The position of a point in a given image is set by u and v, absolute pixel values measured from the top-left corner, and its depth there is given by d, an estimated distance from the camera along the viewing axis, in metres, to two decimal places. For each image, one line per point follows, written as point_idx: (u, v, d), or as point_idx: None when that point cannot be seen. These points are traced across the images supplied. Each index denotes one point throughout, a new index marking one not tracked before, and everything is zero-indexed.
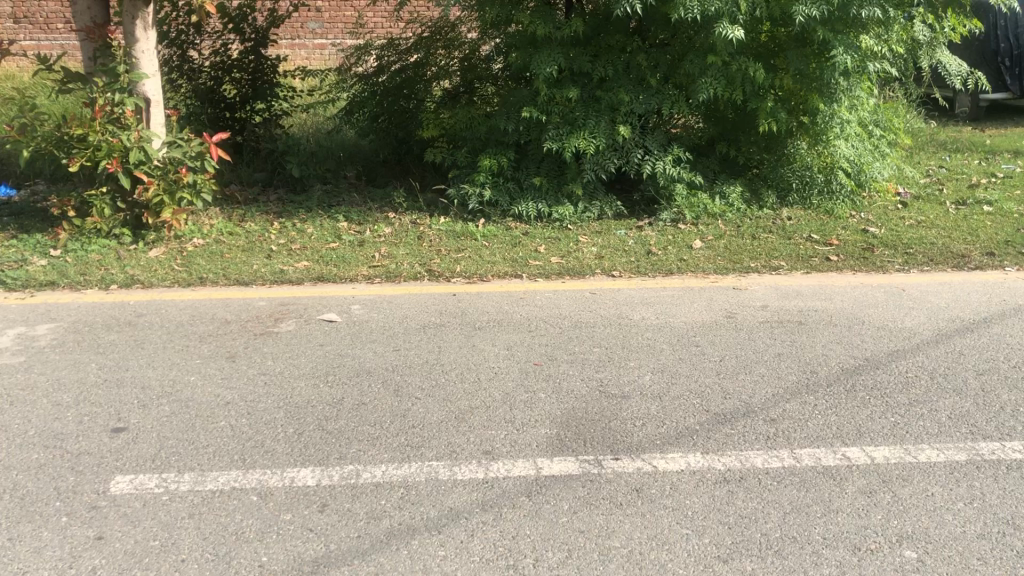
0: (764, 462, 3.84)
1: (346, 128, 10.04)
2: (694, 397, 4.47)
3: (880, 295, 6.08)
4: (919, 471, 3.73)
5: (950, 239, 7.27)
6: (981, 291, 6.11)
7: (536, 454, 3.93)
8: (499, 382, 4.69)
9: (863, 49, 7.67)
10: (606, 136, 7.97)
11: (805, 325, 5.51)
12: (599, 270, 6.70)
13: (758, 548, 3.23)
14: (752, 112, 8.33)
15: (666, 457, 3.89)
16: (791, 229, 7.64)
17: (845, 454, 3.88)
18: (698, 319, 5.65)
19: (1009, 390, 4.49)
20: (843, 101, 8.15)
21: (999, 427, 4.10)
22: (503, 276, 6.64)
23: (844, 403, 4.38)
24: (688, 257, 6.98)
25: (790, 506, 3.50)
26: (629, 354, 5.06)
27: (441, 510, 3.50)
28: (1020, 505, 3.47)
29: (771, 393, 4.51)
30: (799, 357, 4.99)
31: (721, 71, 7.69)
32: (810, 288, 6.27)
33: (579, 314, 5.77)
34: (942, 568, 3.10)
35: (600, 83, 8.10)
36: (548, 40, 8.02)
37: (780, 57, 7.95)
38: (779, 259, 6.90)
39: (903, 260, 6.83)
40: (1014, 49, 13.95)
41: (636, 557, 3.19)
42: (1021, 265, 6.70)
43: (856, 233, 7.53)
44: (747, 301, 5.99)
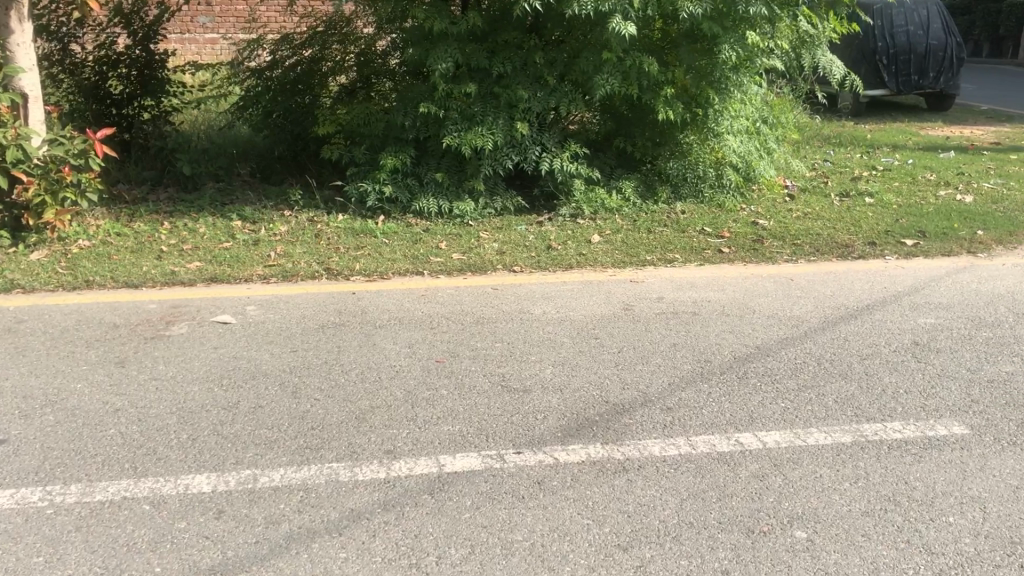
0: (661, 450, 3.92)
1: (240, 125, 9.79)
2: (594, 389, 4.54)
3: (770, 285, 6.28)
4: (807, 454, 3.88)
5: (834, 230, 7.57)
6: (863, 279, 6.38)
7: (438, 451, 3.92)
8: (400, 380, 4.66)
9: (751, 45, 7.90)
10: (504, 132, 7.99)
11: (699, 316, 5.65)
12: (500, 265, 6.73)
13: (656, 535, 3.30)
14: (646, 108, 8.49)
15: (566, 450, 3.93)
16: (685, 222, 7.82)
17: (738, 439, 4.00)
18: (597, 312, 5.73)
19: (891, 373, 4.71)
20: (733, 96, 8.38)
21: (881, 409, 4.29)
22: (402, 273, 6.59)
23: (737, 390, 4.51)
24: (587, 251, 7.07)
25: (687, 492, 3.58)
26: (531, 349, 5.09)
27: (342, 511, 3.45)
28: (901, 483, 3.65)
29: (668, 382, 4.62)
30: (693, 347, 5.12)
31: (616, 67, 7.81)
32: (703, 279, 6.43)
33: (480, 309, 5.78)
34: (830, 546, 3.23)
35: (498, 79, 8.11)
36: (445, 37, 7.98)
37: (672, 54, 8.12)
38: (674, 252, 7.05)
39: (790, 251, 7.08)
40: (890, 47, 14.69)
41: (539, 550, 3.21)
42: (900, 253, 7.03)
43: (746, 225, 7.76)
44: (644, 293, 6.11)
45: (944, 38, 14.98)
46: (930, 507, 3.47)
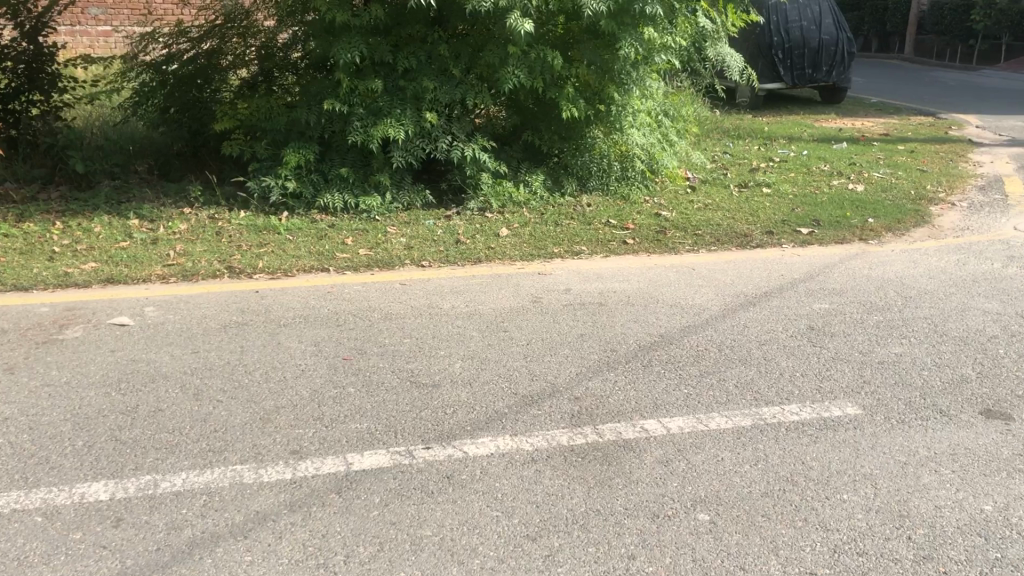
0: (568, 439, 3.97)
1: (135, 120, 9.48)
2: (503, 381, 4.56)
3: (673, 275, 6.40)
4: (710, 438, 3.98)
5: (734, 220, 7.78)
6: (762, 268, 6.57)
7: (346, 449, 3.88)
8: (306, 379, 4.58)
9: (650, 41, 8.02)
10: (411, 125, 7.94)
11: (606, 306, 5.73)
12: (408, 261, 6.69)
13: (564, 524, 3.34)
14: (552, 103, 8.54)
15: (475, 443, 3.94)
16: (591, 215, 7.92)
17: (643, 426, 4.08)
18: (506, 305, 5.75)
19: (789, 358, 4.87)
20: (635, 90, 8.50)
21: (779, 392, 4.43)
22: (307, 270, 6.49)
23: (641, 378, 4.60)
24: (495, 245, 7.09)
25: (594, 480, 3.63)
26: (439, 344, 5.07)
27: (247, 514, 3.39)
28: (798, 463, 3.77)
29: (575, 372, 4.67)
30: (600, 337, 5.19)
31: (521, 61, 7.84)
32: (609, 271, 6.52)
33: (388, 305, 5.74)
34: (732, 527, 3.32)
35: (403, 73, 8.06)
36: (348, 29, 7.87)
37: (576, 49, 8.19)
38: (581, 244, 7.13)
39: (692, 241, 7.24)
40: (786, 42, 15.15)
41: (448, 544, 3.22)
42: (796, 242, 7.27)
43: (650, 217, 7.90)
44: (552, 285, 6.16)
45: (836, 33, 15.53)
46: (826, 486, 3.60)
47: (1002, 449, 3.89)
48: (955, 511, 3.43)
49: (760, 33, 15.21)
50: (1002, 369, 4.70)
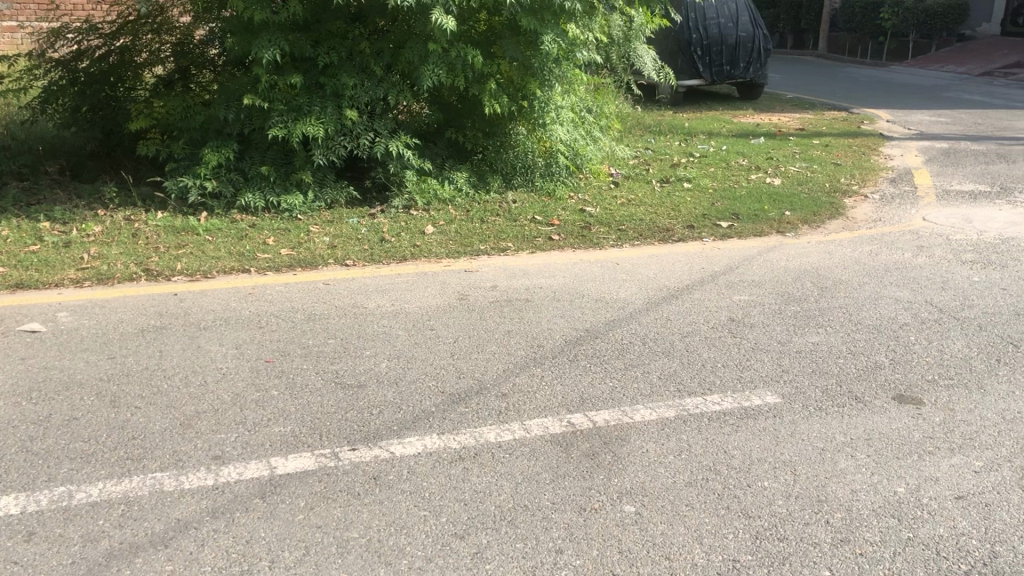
0: (496, 436, 3.97)
1: (44, 119, 9.13)
2: (430, 380, 4.54)
3: (598, 271, 6.46)
4: (635, 430, 4.03)
5: (656, 215, 7.89)
6: (684, 262, 6.67)
7: (270, 453, 3.81)
8: (228, 383, 4.49)
9: (571, 38, 8.08)
10: (333, 122, 7.84)
11: (532, 302, 5.75)
12: (332, 260, 6.61)
13: (492, 521, 3.35)
14: (475, 100, 8.54)
15: (402, 442, 3.91)
16: (517, 211, 7.93)
17: (570, 421, 4.11)
18: (432, 303, 5.73)
19: (711, 349, 4.96)
20: (557, 87, 8.54)
21: (701, 383, 4.52)
22: (228, 272, 6.36)
23: (568, 372, 4.63)
24: (421, 242, 7.05)
25: (521, 476, 3.65)
26: (365, 344, 5.03)
27: (167, 522, 3.30)
28: (721, 453, 3.85)
29: (503, 369, 4.68)
30: (526, 333, 5.20)
31: (442, 58, 7.81)
32: (535, 267, 6.54)
33: (311, 306, 5.66)
34: (657, 518, 3.37)
35: (323, 70, 7.96)
36: (266, 26, 7.74)
37: (497, 45, 8.18)
38: (507, 240, 7.15)
39: (616, 236, 7.32)
40: (704, 39, 15.37)
41: (375, 546, 3.19)
42: (716, 235, 7.41)
43: (575, 213, 7.95)
44: (478, 282, 6.16)
45: (752, 30, 15.87)
46: (747, 474, 3.68)
47: (914, 432, 4.03)
48: (870, 495, 3.54)
49: (679, 30, 15.42)
50: (913, 355, 4.88)
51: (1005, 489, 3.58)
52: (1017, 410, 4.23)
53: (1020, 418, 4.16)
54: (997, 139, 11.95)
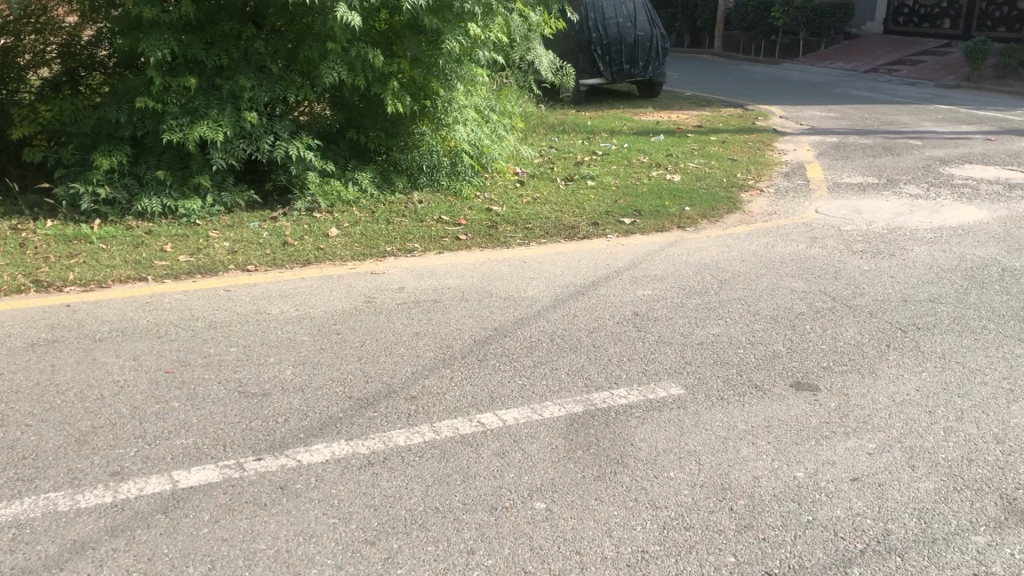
0: (405, 439, 3.95)
1: None
2: (337, 385, 4.48)
3: (505, 269, 6.49)
4: (544, 427, 4.06)
5: (562, 213, 7.96)
6: (589, 258, 6.75)
7: (172, 467, 3.70)
8: (126, 396, 4.34)
9: (471, 36, 8.09)
10: (231, 124, 7.65)
11: (439, 303, 5.74)
12: (233, 266, 6.46)
13: (403, 525, 3.33)
14: (377, 100, 8.46)
15: (309, 450, 3.85)
16: (423, 211, 7.90)
17: (479, 420, 4.11)
18: (337, 307, 5.65)
19: (616, 344, 5.04)
20: (460, 86, 8.53)
21: (608, 377, 4.59)
22: (125, 281, 6.15)
23: (477, 372, 4.64)
24: (325, 245, 6.95)
25: (432, 478, 3.63)
26: (269, 351, 4.93)
27: (63, 544, 3.18)
28: (628, 445, 3.91)
29: (411, 371, 4.65)
30: (435, 334, 5.19)
31: (342, 57, 7.72)
32: (442, 267, 6.53)
33: (213, 313, 5.52)
34: (566, 513, 3.41)
35: (219, 71, 7.77)
36: (157, 26, 7.51)
37: (398, 44, 8.13)
38: (413, 241, 7.11)
39: (523, 235, 7.36)
40: (603, 38, 15.60)
41: (283, 556, 3.14)
42: (620, 232, 7.53)
43: (481, 212, 7.96)
44: (385, 284, 6.11)
45: (650, 29, 16.17)
46: (654, 465, 3.75)
47: (811, 418, 4.17)
48: (770, 480, 3.65)
49: (578, 30, 15.61)
50: (809, 343, 5.05)
51: (896, 469, 3.74)
52: (906, 393, 4.43)
53: (908, 400, 4.35)
54: (882, 133, 12.47)
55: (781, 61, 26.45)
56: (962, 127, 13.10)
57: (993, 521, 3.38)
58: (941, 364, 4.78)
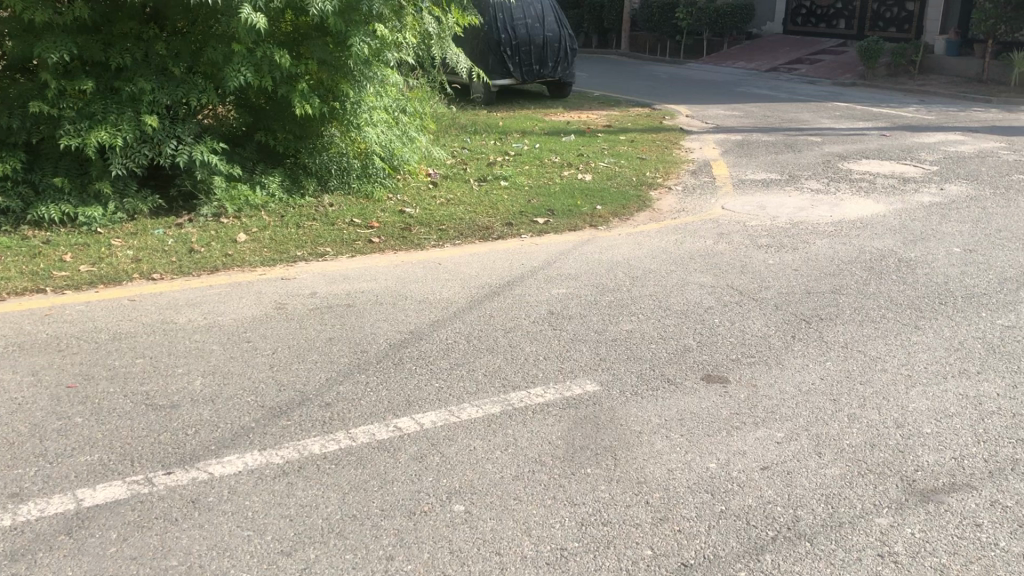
0: (320, 447, 3.89)
1: None
2: (248, 394, 4.39)
3: (419, 271, 6.46)
4: (461, 429, 4.05)
5: (476, 214, 7.96)
6: (504, 258, 6.78)
7: (75, 485, 3.57)
8: (25, 413, 4.17)
9: (381, 38, 8.03)
10: (131, 128, 7.41)
11: (353, 307, 5.67)
12: (137, 275, 6.26)
13: (320, 534, 3.28)
14: (284, 102, 8.30)
15: (221, 462, 3.76)
16: (334, 215, 7.80)
17: (396, 425, 4.08)
18: (248, 314, 5.53)
19: (531, 343, 5.06)
20: (369, 87, 8.45)
21: (524, 376, 4.61)
22: (22, 293, 5.89)
23: (393, 376, 4.60)
24: (234, 251, 6.80)
25: (349, 486, 3.59)
26: (177, 361, 4.79)
27: None
28: (546, 444, 3.93)
29: (325, 378, 4.58)
30: (349, 339, 5.12)
31: (248, 59, 7.56)
32: (355, 271, 6.45)
33: (117, 324, 5.34)
34: (485, 514, 3.41)
35: (118, 74, 7.53)
36: (50, 28, 7.22)
37: (305, 46, 8.02)
38: (325, 245, 7.01)
39: (437, 236, 7.34)
40: (512, 39, 15.68)
41: (196, 572, 3.06)
42: (534, 231, 7.57)
43: (394, 214, 7.90)
44: (296, 290, 6.00)
45: (558, 30, 16.31)
46: (571, 462, 3.78)
47: (722, 410, 4.27)
48: (685, 472, 3.72)
49: (487, 31, 15.65)
50: (718, 337, 5.17)
51: (804, 456, 3.86)
52: (811, 382, 4.58)
53: (813, 389, 4.50)
54: (783, 131, 12.85)
55: (687, 61, 27.00)
56: (859, 123, 13.60)
57: (895, 503, 3.51)
58: (844, 353, 4.95)
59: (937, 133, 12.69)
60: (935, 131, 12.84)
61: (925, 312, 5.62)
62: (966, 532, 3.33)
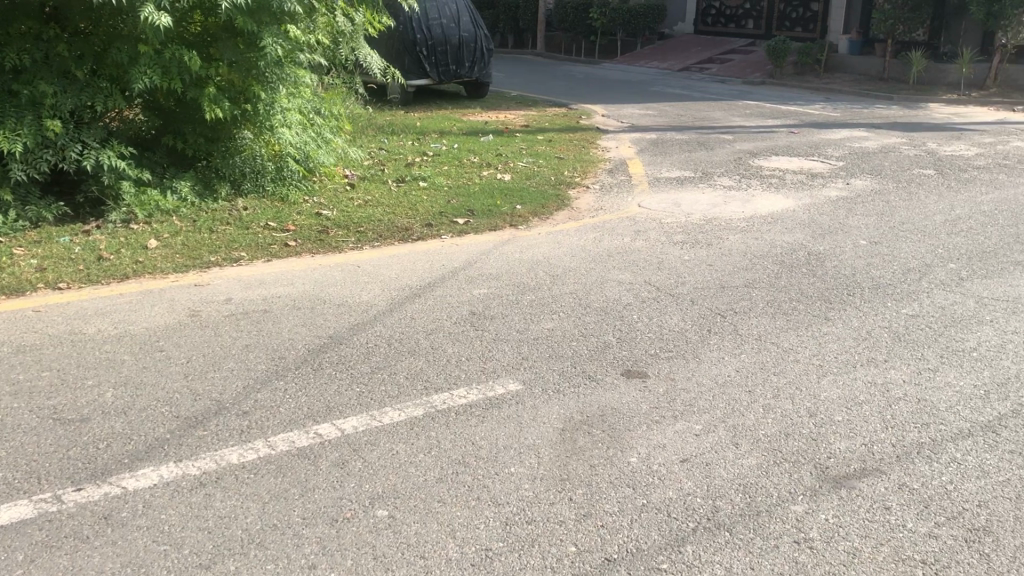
0: (238, 457, 3.81)
1: None
2: (163, 405, 4.26)
3: (337, 275, 6.37)
4: (383, 433, 4.02)
5: (394, 215, 7.90)
6: (424, 260, 6.75)
7: None
8: None
9: (293, 39, 7.90)
10: (33, 132, 7.13)
11: (270, 313, 5.57)
12: (41, 284, 6.03)
13: (239, 545, 3.21)
14: (194, 104, 8.10)
15: (135, 476, 3.64)
16: (248, 219, 7.64)
17: (316, 431, 4.02)
18: (161, 322, 5.39)
19: (453, 344, 5.04)
20: (282, 89, 8.30)
21: (446, 378, 4.59)
22: None
23: (312, 382, 4.53)
24: (144, 258, 6.60)
25: (269, 495, 3.52)
26: (85, 373, 4.63)
27: None
28: (469, 444, 3.93)
29: (242, 386, 4.48)
30: (266, 345, 5.03)
31: (154, 60, 7.37)
32: (271, 276, 6.33)
33: (21, 337, 5.13)
34: (409, 519, 3.38)
35: (17, 75, 7.24)
36: None
37: (214, 47, 7.84)
38: (240, 250, 6.86)
39: (355, 238, 7.26)
40: (428, 39, 15.64)
41: None
42: (454, 232, 7.56)
43: (310, 217, 7.78)
44: (211, 296, 5.86)
45: (474, 30, 16.32)
46: (495, 462, 3.79)
47: (642, 404, 4.34)
48: (607, 468, 3.76)
49: (403, 31, 15.57)
50: (637, 332, 5.24)
51: (721, 447, 3.94)
52: (727, 374, 4.68)
53: (730, 381, 4.60)
54: (696, 129, 13.10)
55: (602, 61, 27.31)
56: (768, 121, 13.95)
57: (809, 490, 3.62)
58: (757, 345, 5.07)
59: (843, 129, 13.10)
60: (841, 128, 13.26)
61: (834, 303, 5.80)
62: (877, 515, 3.44)
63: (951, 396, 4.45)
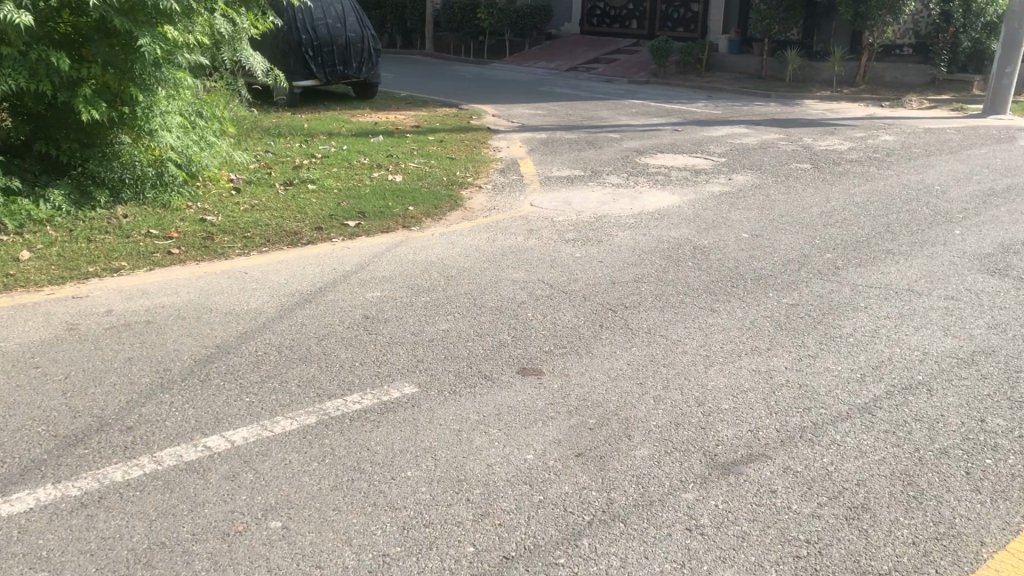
0: (122, 474, 3.67)
1: None
2: (39, 425, 4.07)
3: (224, 282, 6.20)
4: (275, 443, 3.93)
5: (282, 219, 7.75)
6: (315, 264, 6.63)
7: None
8: None
9: (170, 39, 7.66)
10: None
11: (154, 323, 5.38)
12: None
13: (125, 566, 3.09)
14: (66, 108, 7.77)
15: (9, 501, 3.46)
16: (128, 227, 7.36)
17: (205, 444, 3.91)
18: (35, 337, 5.14)
19: (346, 349, 4.98)
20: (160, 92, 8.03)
21: (340, 384, 4.52)
22: None
23: (199, 394, 4.39)
24: (16, 271, 6.28)
25: (156, 512, 3.40)
26: None
27: None
28: (364, 450, 3.89)
29: (125, 401, 4.32)
30: (150, 357, 4.86)
31: (20, 62, 7.03)
32: (154, 285, 6.12)
33: None
34: (304, 528, 3.32)
35: None
36: None
37: (86, 48, 7.52)
38: (120, 260, 6.60)
39: (242, 244, 7.09)
40: (314, 40, 15.40)
41: None
42: (344, 235, 7.46)
43: (194, 223, 7.55)
44: (89, 309, 5.63)
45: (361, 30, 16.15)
46: (391, 467, 3.76)
47: (537, 401, 4.37)
48: (503, 466, 3.77)
49: (287, 31, 15.28)
50: (530, 330, 5.28)
51: (615, 440, 4.01)
52: (619, 367, 4.76)
53: (621, 374, 4.69)
54: (585, 128, 13.29)
55: (492, 62, 27.43)
56: (655, 119, 14.26)
57: (700, 478, 3.72)
58: (647, 338, 5.18)
59: (725, 127, 13.50)
60: (723, 125, 13.67)
61: (719, 295, 5.97)
62: (763, 499, 3.57)
63: (830, 380, 4.65)
